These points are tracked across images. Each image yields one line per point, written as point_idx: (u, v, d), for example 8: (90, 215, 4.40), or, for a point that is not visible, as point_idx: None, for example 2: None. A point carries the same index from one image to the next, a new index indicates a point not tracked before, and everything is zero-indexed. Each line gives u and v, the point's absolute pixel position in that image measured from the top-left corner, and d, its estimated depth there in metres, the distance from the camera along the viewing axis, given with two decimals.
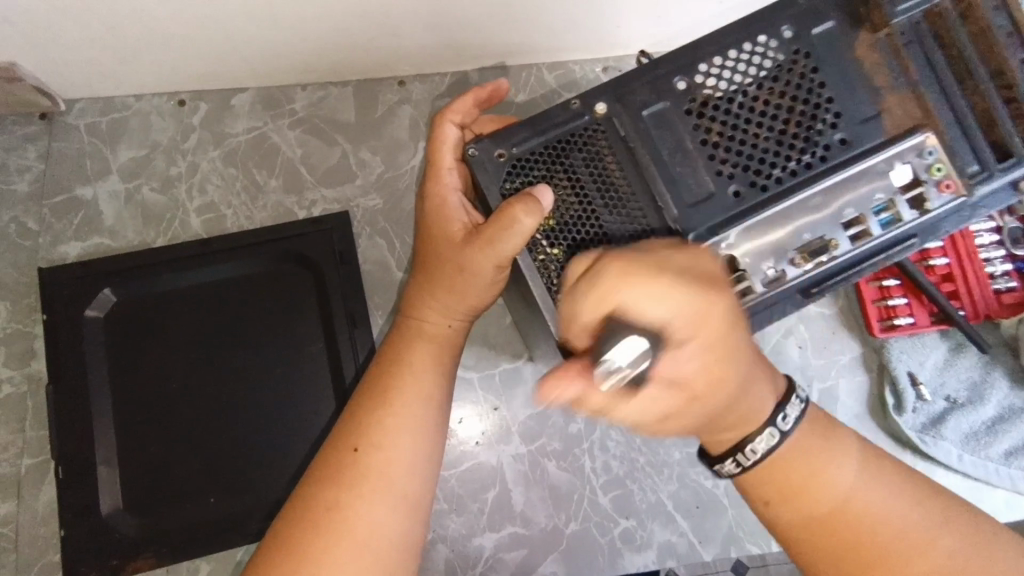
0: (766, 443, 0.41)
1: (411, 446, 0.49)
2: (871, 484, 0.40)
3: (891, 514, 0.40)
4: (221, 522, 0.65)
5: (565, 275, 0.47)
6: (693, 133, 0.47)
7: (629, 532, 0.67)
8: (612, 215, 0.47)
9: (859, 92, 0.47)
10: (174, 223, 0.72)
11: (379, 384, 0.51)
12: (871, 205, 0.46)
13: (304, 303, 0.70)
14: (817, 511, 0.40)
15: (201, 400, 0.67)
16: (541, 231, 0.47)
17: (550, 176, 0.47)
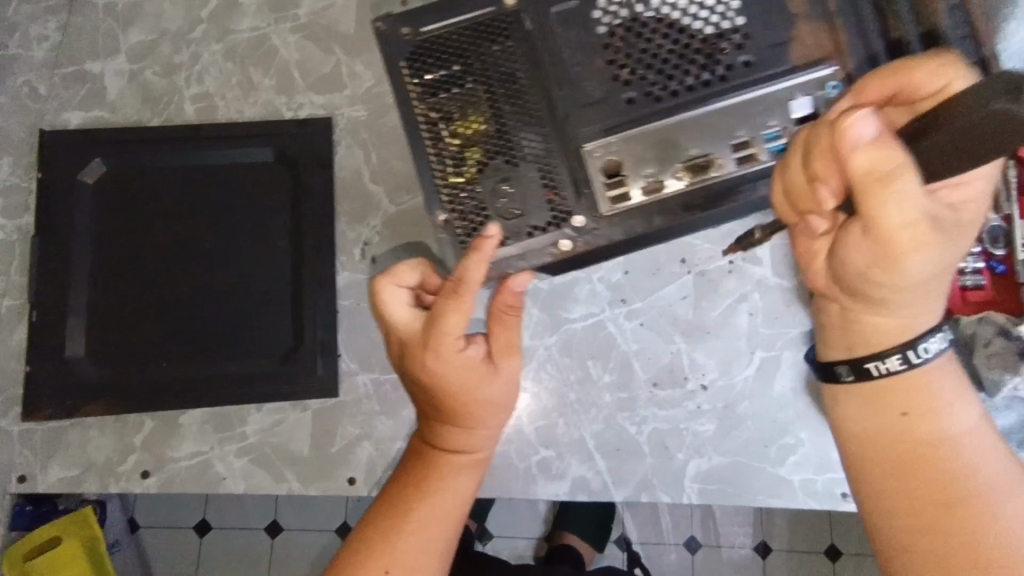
0: (937, 347, 0.43)
1: (434, 536, 0.49)
2: (968, 428, 0.44)
3: (978, 455, 0.43)
4: (167, 384, 0.69)
5: (452, 160, 0.46)
6: (595, 35, 0.46)
7: (546, 462, 0.70)
8: (507, 105, 0.46)
9: (773, 16, 0.45)
10: (169, 106, 0.75)
11: (399, 505, 0.50)
12: (764, 129, 0.44)
13: (276, 198, 0.73)
14: (914, 428, 0.44)
15: (169, 272, 0.71)
16: (444, 121, 0.47)
17: (451, 61, 0.47)
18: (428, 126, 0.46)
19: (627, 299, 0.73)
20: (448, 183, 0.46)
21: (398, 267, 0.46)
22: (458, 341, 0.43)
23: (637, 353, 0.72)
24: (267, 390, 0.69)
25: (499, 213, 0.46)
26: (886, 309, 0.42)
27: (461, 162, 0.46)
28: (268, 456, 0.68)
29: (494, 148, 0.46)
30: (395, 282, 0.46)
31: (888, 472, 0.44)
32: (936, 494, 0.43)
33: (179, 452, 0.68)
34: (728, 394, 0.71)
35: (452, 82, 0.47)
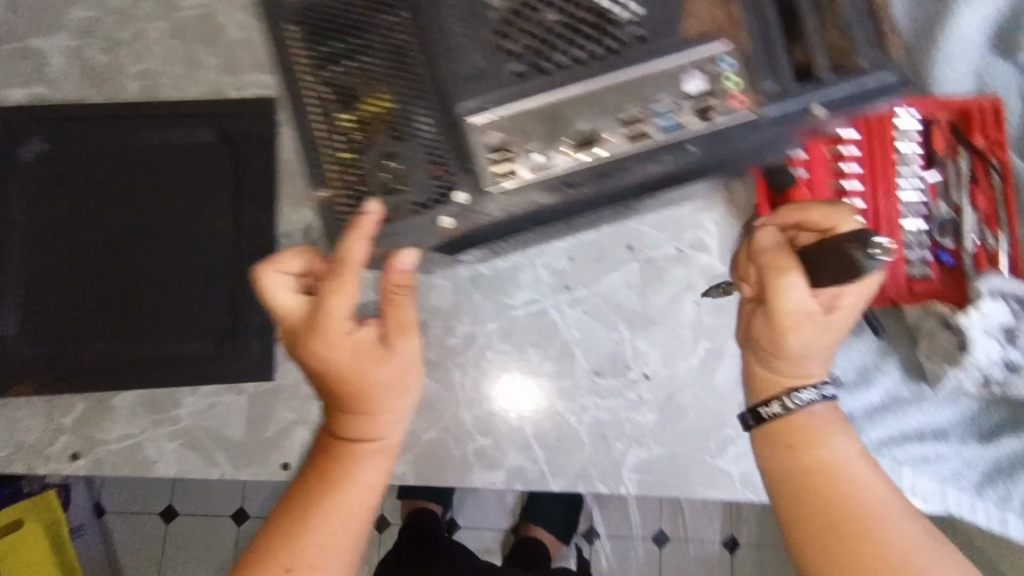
0: (811, 397, 0.51)
1: (345, 536, 0.45)
2: (864, 466, 0.50)
3: (871, 487, 0.49)
4: (99, 366, 0.68)
5: (333, 141, 0.37)
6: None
7: (483, 450, 0.69)
8: (390, 67, 0.36)
9: None
10: (110, 83, 0.74)
11: (303, 505, 0.45)
12: (652, 104, 0.35)
13: (215, 178, 0.72)
14: (815, 457, 0.50)
15: (104, 252, 0.70)
16: (336, 91, 0.37)
17: (330, 25, 0.38)
18: (317, 102, 0.38)
19: (571, 286, 0.71)
20: (330, 170, 0.37)
21: (283, 253, 0.44)
22: (347, 321, 0.42)
23: (580, 342, 0.70)
24: (199, 373, 0.68)
25: (379, 190, 0.36)
26: (773, 366, 0.52)
27: (343, 141, 0.37)
28: (200, 440, 0.67)
29: (378, 121, 0.36)
30: (278, 269, 0.44)
31: (801, 509, 0.49)
32: (840, 524, 0.48)
33: (110, 434, 0.67)
34: (671, 384, 0.69)
35: (342, 44, 0.37)
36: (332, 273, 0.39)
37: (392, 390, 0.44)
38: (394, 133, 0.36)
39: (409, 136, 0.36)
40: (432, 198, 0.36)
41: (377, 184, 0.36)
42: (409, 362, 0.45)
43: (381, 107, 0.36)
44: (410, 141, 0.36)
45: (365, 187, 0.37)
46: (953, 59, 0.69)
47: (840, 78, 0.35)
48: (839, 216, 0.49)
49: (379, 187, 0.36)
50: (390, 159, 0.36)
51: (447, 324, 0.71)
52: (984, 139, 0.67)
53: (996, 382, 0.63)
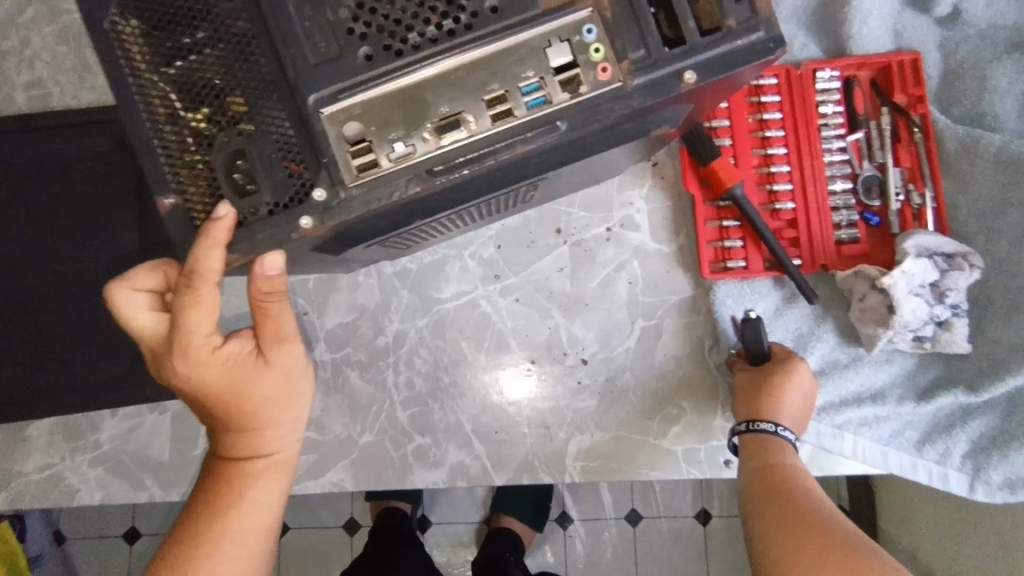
0: (769, 427, 0.58)
1: (249, 555, 0.45)
2: (813, 481, 0.54)
3: (820, 492, 0.52)
4: (11, 395, 0.64)
5: (183, 146, 0.35)
6: None
7: (422, 450, 0.67)
8: (236, 68, 0.34)
9: None
10: (0, 97, 0.70)
11: (199, 535, 0.44)
12: (518, 82, 0.33)
13: (120, 189, 0.68)
14: (768, 463, 0.56)
15: (8, 278, 0.67)
16: (180, 92, 0.35)
17: (168, 22, 0.35)
18: (161, 104, 0.35)
19: (501, 274, 0.70)
20: (182, 175, 0.35)
21: (133, 271, 0.43)
22: (210, 339, 0.40)
23: (513, 330, 0.69)
24: (116, 395, 0.64)
25: (231, 194, 0.34)
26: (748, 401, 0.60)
27: (193, 145, 0.35)
28: (125, 464, 0.65)
29: (228, 126, 0.34)
30: (132, 288, 0.42)
31: (760, 501, 0.52)
32: (795, 510, 0.50)
33: (27, 466, 0.64)
34: (609, 367, 0.68)
35: (180, 40, 0.34)
36: (184, 293, 0.37)
37: (273, 403, 0.43)
38: (245, 137, 0.34)
39: (258, 139, 0.34)
40: (288, 198, 0.34)
41: (230, 188, 0.34)
42: (289, 372, 0.44)
43: (230, 111, 0.34)
44: (260, 144, 0.34)
45: (219, 191, 0.35)
46: (869, 16, 0.67)
47: (709, 42, 0.33)
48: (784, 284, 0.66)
49: (231, 192, 0.34)
50: (242, 164, 0.34)
51: (376, 323, 0.69)
52: (905, 97, 0.67)
53: (928, 339, 0.63)
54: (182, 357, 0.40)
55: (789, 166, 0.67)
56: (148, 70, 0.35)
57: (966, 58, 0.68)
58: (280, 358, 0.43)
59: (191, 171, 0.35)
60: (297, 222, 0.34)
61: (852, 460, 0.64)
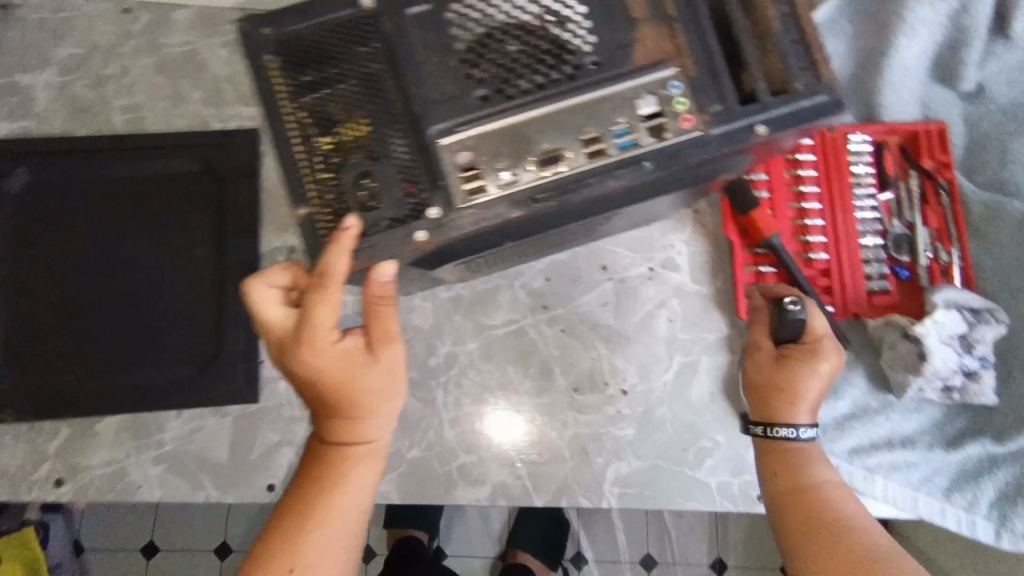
0: (788, 432, 0.59)
1: (346, 536, 0.50)
2: (836, 487, 0.58)
3: (845, 505, 0.56)
4: (86, 391, 0.68)
5: (315, 168, 0.40)
6: (440, 34, 0.39)
7: (467, 467, 0.70)
8: (368, 105, 0.39)
9: (614, 19, 0.39)
10: (98, 117, 0.76)
11: (301, 509, 0.49)
12: (611, 126, 0.38)
13: (201, 207, 0.74)
14: (792, 478, 0.59)
15: (90, 282, 0.71)
16: (316, 122, 0.40)
17: (312, 63, 0.40)
18: (299, 131, 0.40)
19: (548, 305, 0.74)
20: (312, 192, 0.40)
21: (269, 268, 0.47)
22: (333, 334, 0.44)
23: (558, 358, 0.73)
24: (185, 397, 0.69)
25: (356, 209, 0.39)
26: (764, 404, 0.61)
27: (325, 168, 0.40)
28: (186, 463, 0.68)
29: (356, 153, 0.39)
30: (269, 283, 0.46)
31: (797, 526, 0.56)
32: (833, 539, 0.53)
33: (94, 460, 0.67)
34: (647, 399, 0.72)
35: (321, 79, 0.40)
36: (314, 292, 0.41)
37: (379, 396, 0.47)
38: (371, 163, 0.39)
39: (382, 166, 0.39)
40: (404, 215, 0.39)
41: (355, 205, 0.39)
42: (393, 368, 0.47)
43: (359, 140, 0.39)
44: (384, 170, 0.39)
45: (344, 207, 0.40)
46: (900, 88, 0.73)
47: (779, 101, 0.38)
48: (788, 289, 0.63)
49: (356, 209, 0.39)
50: (367, 185, 0.39)
51: (429, 344, 0.73)
52: (932, 162, 0.73)
53: (957, 390, 0.66)
54: (305, 350, 0.44)
55: (822, 220, 0.72)
56: (290, 101, 0.40)
57: (990, 131, 0.74)
58: (387, 356, 0.46)
59: (320, 189, 0.40)
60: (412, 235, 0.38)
61: (882, 503, 0.67)
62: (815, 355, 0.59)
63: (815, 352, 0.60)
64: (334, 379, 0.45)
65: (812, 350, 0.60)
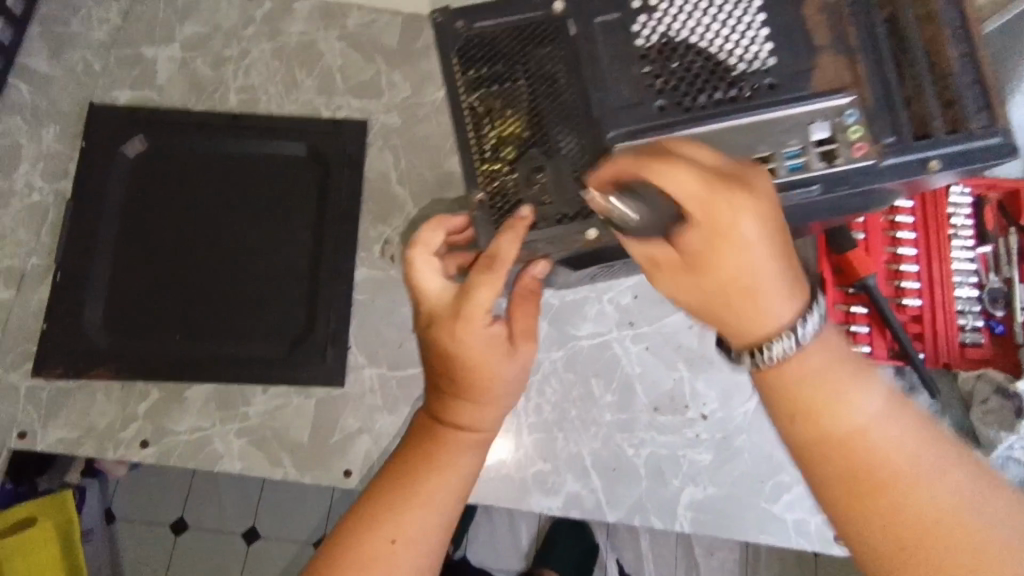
0: (789, 349, 0.36)
1: (427, 530, 0.46)
2: (896, 410, 0.36)
3: (908, 432, 0.35)
4: (178, 358, 0.69)
5: (488, 158, 0.41)
6: (626, 46, 0.40)
7: (543, 475, 0.70)
8: (547, 105, 0.41)
9: (797, 45, 0.39)
10: (215, 95, 0.78)
11: (403, 480, 0.48)
12: (783, 148, 0.39)
13: (305, 191, 0.75)
14: (825, 430, 0.36)
15: (191, 252, 0.72)
16: (492, 116, 0.41)
17: (495, 60, 0.41)
18: (475, 121, 0.41)
19: (634, 322, 0.74)
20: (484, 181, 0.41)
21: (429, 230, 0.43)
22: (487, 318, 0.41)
23: (640, 376, 0.73)
24: (272, 374, 0.70)
25: (527, 201, 0.40)
26: (729, 323, 0.38)
27: (497, 159, 0.41)
28: (268, 439, 0.69)
29: (531, 149, 0.40)
30: (428, 246, 0.43)
31: (839, 505, 0.35)
32: (909, 542, 0.34)
33: (180, 425, 0.68)
34: (726, 425, 0.71)
35: (503, 76, 0.41)
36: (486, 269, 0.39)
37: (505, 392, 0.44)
38: (544, 160, 0.40)
39: (555, 164, 0.40)
40: (575, 211, 0.40)
41: (525, 197, 0.41)
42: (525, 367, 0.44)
43: (534, 136, 0.40)
44: (557, 167, 0.40)
45: (512, 198, 0.41)
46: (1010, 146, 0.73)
47: (953, 139, 0.39)
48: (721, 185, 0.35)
49: (527, 201, 0.40)
50: (540, 179, 0.40)
51: None
52: None
53: None
54: (458, 326, 0.41)
55: (915, 266, 0.72)
56: (470, 92, 0.41)
57: None
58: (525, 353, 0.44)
59: (491, 179, 0.41)
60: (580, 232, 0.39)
61: None
62: (800, 278, 0.37)
63: (796, 277, 0.37)
64: (473, 363, 0.42)
65: (792, 266, 0.36)
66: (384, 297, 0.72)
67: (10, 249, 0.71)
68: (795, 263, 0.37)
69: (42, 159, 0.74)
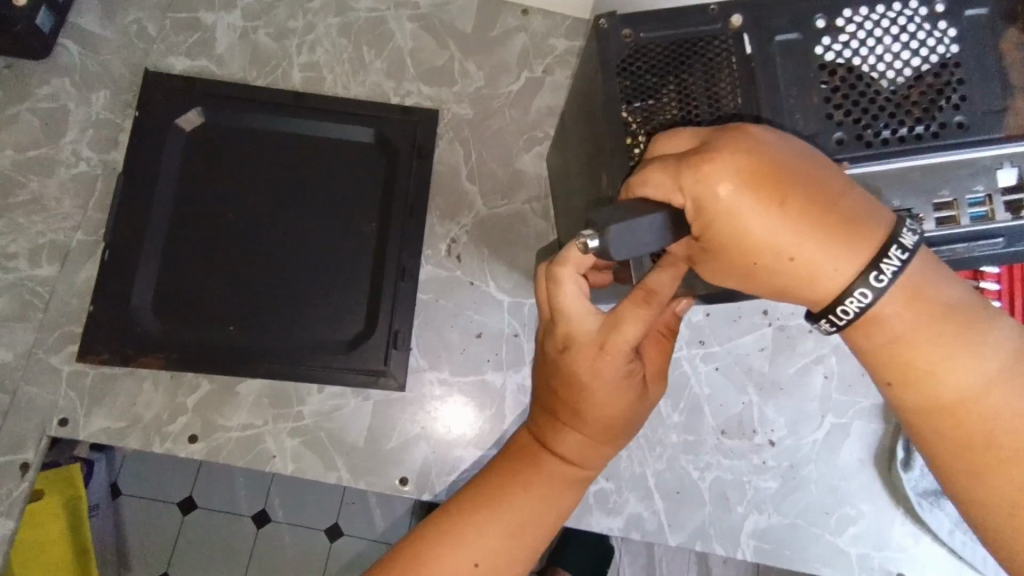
0: (861, 305, 0.34)
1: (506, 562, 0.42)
2: (1002, 381, 0.33)
3: (1019, 404, 0.33)
4: (232, 349, 0.66)
5: None
6: (805, 71, 0.37)
7: (604, 493, 0.68)
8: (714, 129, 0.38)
9: (990, 84, 0.36)
10: (277, 70, 0.73)
11: (492, 498, 0.43)
12: (967, 194, 0.36)
13: (369, 180, 0.71)
14: (931, 402, 0.34)
15: (250, 238, 0.68)
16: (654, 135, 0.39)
17: (662, 76, 0.38)
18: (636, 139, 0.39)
19: (705, 341, 0.72)
20: None
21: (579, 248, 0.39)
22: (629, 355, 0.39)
23: (709, 398, 0.70)
24: (328, 373, 0.66)
25: None
26: (801, 294, 0.35)
27: None
28: (321, 440, 0.65)
29: None
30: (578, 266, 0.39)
31: (956, 476, 0.35)
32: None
33: (231, 421, 0.65)
34: (794, 454, 0.69)
35: (668, 94, 0.38)
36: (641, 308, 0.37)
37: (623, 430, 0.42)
38: None
39: None
40: None
41: None
42: (645, 405, 0.43)
43: None
44: None
45: None
46: None
47: None
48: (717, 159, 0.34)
49: None
50: None
51: None
52: None
53: None
54: (601, 360, 0.39)
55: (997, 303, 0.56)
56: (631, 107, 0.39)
57: None
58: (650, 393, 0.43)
59: None
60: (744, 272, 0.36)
61: None
62: (827, 216, 0.34)
63: (819, 218, 0.34)
64: (602, 399, 0.40)
65: (819, 212, 0.34)
66: (449, 299, 0.69)
67: (57, 222, 0.68)
68: (811, 198, 0.34)
69: (90, 127, 0.71)
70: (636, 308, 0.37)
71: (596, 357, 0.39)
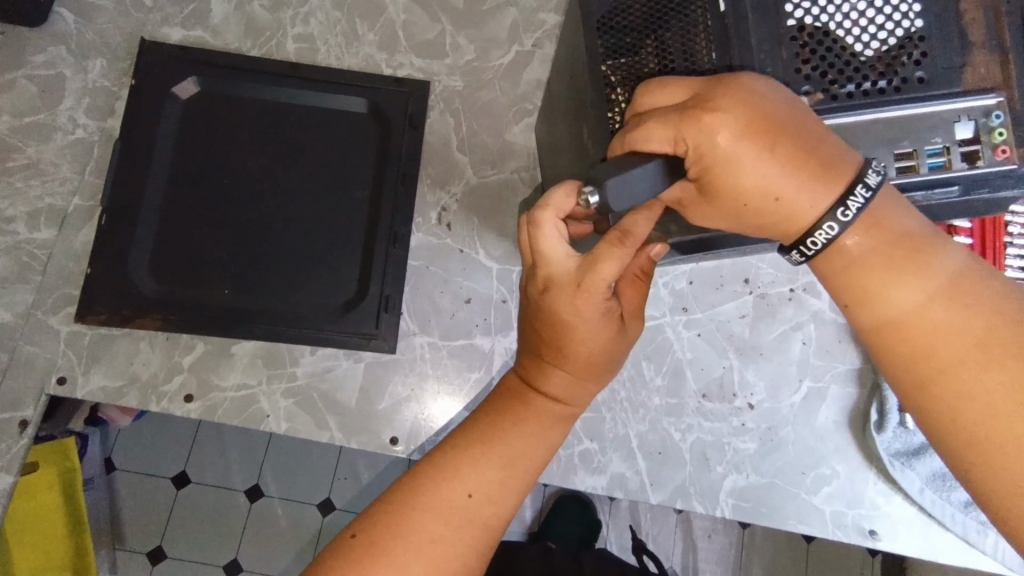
0: (827, 236, 0.36)
1: (503, 492, 0.45)
2: (943, 299, 0.36)
3: (958, 321, 0.35)
4: (226, 311, 0.67)
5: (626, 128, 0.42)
6: (778, 26, 0.39)
7: (588, 453, 0.70)
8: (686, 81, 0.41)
9: (950, 42, 0.38)
10: (271, 41, 0.75)
11: (486, 436, 0.46)
12: (926, 145, 0.38)
13: (362, 149, 0.72)
14: (881, 319, 0.37)
15: (244, 205, 0.70)
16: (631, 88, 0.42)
17: (640, 32, 0.41)
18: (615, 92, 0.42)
19: (688, 307, 0.74)
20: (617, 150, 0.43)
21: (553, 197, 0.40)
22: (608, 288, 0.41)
23: (690, 362, 0.73)
24: (320, 335, 0.68)
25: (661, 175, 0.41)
26: (784, 227, 0.38)
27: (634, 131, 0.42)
28: (314, 401, 0.67)
29: None
30: (559, 214, 0.41)
31: (903, 387, 0.37)
32: (959, 417, 0.35)
33: (226, 381, 0.67)
34: (772, 416, 0.71)
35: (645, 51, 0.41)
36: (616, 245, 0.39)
37: (605, 366, 0.45)
38: None
39: None
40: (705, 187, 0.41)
41: None
42: (626, 343, 0.46)
43: None
44: None
45: None
46: None
47: None
48: (718, 107, 0.35)
49: None
50: None
51: None
52: None
53: None
54: (582, 296, 0.41)
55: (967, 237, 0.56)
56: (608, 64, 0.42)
57: None
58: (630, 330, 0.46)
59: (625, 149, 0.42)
60: (738, 213, 0.38)
61: (991, 559, 0.67)
62: (810, 160, 0.36)
63: (804, 162, 0.35)
64: (583, 334, 0.43)
65: (804, 156, 0.35)
66: (439, 265, 0.71)
67: (55, 187, 0.70)
68: (800, 144, 0.35)
69: (87, 94, 0.72)
70: (611, 249, 0.39)
71: (577, 293, 0.41)
